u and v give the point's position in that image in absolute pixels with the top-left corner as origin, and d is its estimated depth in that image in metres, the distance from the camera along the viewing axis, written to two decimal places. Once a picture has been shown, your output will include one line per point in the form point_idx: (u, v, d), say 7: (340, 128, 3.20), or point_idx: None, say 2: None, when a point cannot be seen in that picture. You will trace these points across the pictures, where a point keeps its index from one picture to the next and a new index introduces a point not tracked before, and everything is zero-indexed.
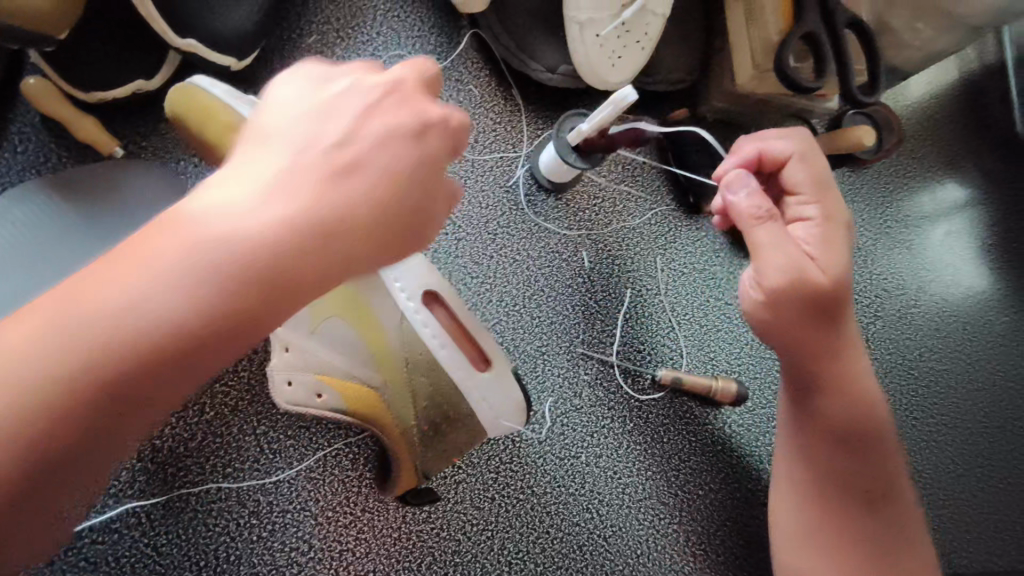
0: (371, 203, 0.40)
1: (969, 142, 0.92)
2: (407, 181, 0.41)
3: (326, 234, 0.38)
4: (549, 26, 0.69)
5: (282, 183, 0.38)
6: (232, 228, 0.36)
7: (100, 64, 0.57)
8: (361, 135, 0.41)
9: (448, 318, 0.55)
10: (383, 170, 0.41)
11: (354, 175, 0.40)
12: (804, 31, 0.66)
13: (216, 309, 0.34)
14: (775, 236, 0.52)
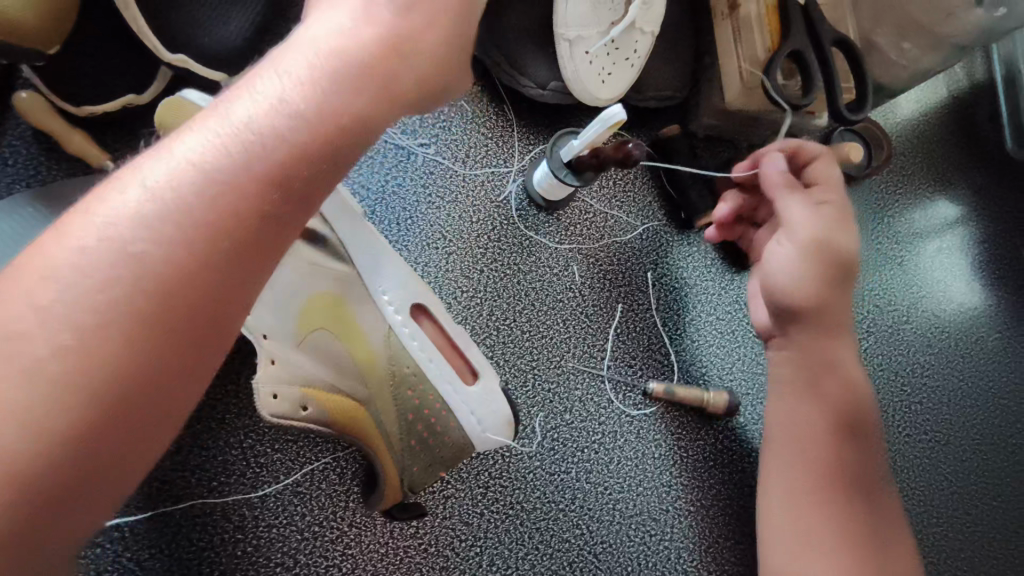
0: (405, 50, 0.40)
1: (961, 159, 0.92)
2: (437, 29, 0.42)
3: (365, 86, 0.37)
4: (539, 43, 0.69)
5: (307, 42, 0.37)
6: (269, 93, 0.34)
7: (91, 78, 0.57)
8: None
9: (436, 332, 0.58)
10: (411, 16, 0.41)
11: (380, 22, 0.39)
12: (792, 49, 0.67)
13: (282, 173, 0.33)
14: (803, 206, 0.58)
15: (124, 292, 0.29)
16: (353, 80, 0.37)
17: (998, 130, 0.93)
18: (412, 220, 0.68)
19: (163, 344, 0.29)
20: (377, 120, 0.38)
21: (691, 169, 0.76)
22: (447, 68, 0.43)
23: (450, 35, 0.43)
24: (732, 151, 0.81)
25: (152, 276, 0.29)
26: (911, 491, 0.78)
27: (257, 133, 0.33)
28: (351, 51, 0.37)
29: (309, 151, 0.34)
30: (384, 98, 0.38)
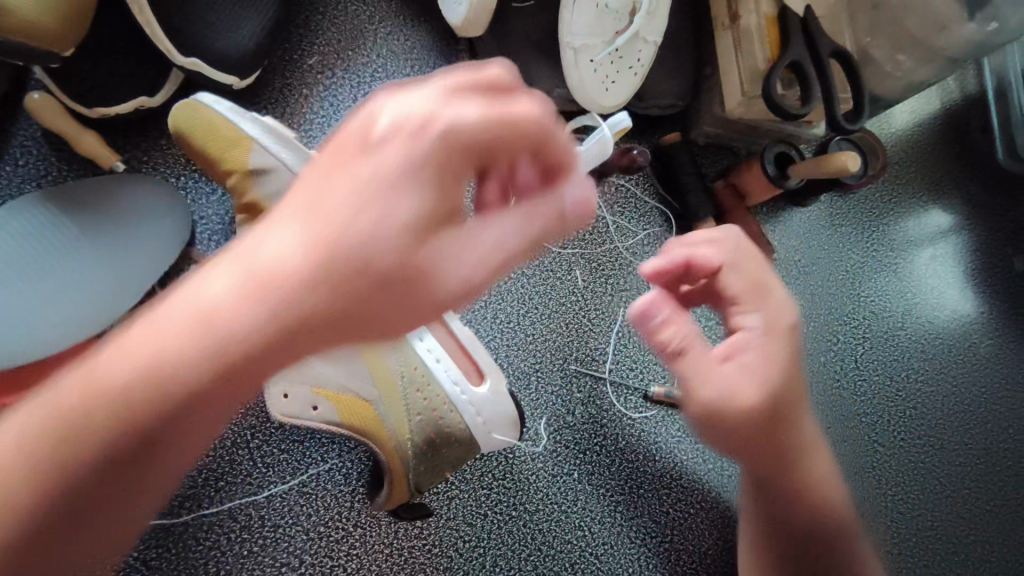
0: (433, 244, 0.32)
1: (953, 170, 0.94)
2: (500, 239, 0.34)
3: (358, 249, 0.31)
4: (544, 50, 0.70)
5: (388, 154, 0.32)
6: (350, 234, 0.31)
7: (104, 80, 0.58)
8: (458, 116, 0.31)
9: (447, 337, 0.59)
10: (467, 171, 0.32)
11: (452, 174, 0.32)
12: (790, 60, 0.69)
13: (293, 319, 0.31)
14: (698, 364, 0.47)
15: (145, 374, 0.31)
16: (374, 232, 0.31)
17: (988, 142, 0.95)
18: None
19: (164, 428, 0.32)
20: (371, 311, 0.32)
21: (691, 175, 0.77)
22: (467, 291, 0.34)
23: (498, 245, 0.34)
24: (731, 159, 0.83)
25: (163, 372, 0.31)
26: (905, 496, 0.79)
27: (296, 265, 0.31)
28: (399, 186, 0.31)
29: (315, 319, 0.31)
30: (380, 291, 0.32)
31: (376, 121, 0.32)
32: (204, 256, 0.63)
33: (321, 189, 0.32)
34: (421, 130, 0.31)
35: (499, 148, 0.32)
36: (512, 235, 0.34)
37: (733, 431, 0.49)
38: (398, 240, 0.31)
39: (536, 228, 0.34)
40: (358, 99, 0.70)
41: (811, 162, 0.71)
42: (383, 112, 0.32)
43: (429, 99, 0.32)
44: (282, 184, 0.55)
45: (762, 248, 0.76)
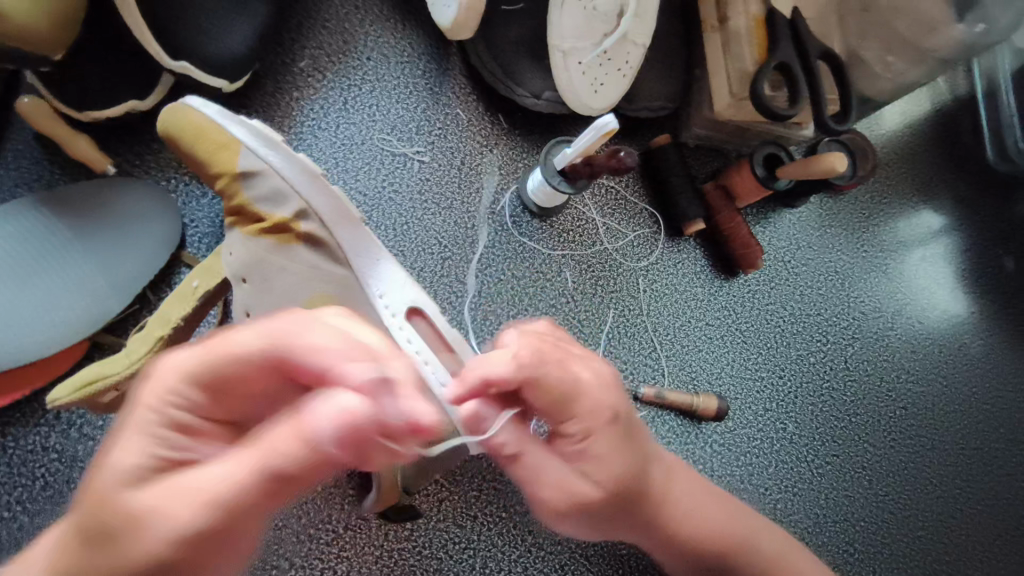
0: (175, 481, 0.34)
1: (944, 171, 0.94)
2: (212, 485, 0.34)
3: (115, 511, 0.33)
4: (534, 53, 0.71)
5: (223, 338, 0.37)
6: (160, 386, 0.36)
7: (96, 85, 0.58)
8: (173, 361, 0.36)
9: (433, 334, 0.57)
10: (204, 401, 0.37)
11: (167, 387, 0.36)
12: (779, 62, 0.69)
13: (85, 513, 0.33)
14: (551, 479, 0.45)
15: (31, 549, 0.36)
16: (139, 442, 0.35)
17: (978, 143, 0.95)
18: (408, 226, 0.70)
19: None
20: (127, 531, 0.33)
21: (682, 177, 0.77)
22: (197, 536, 0.33)
23: (215, 483, 0.34)
24: (722, 161, 0.83)
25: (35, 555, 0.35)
26: (896, 496, 0.80)
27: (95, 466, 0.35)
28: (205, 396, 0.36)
29: (101, 495, 0.33)
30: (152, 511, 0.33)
31: (177, 359, 0.36)
32: (195, 258, 0.63)
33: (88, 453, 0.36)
34: (257, 348, 0.37)
35: (230, 371, 0.37)
36: (234, 478, 0.34)
37: (587, 524, 0.49)
38: (160, 523, 0.33)
39: (256, 484, 0.34)
40: (349, 101, 0.70)
41: (800, 163, 0.72)
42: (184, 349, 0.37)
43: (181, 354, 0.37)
44: (271, 187, 0.56)
45: (753, 247, 0.76)
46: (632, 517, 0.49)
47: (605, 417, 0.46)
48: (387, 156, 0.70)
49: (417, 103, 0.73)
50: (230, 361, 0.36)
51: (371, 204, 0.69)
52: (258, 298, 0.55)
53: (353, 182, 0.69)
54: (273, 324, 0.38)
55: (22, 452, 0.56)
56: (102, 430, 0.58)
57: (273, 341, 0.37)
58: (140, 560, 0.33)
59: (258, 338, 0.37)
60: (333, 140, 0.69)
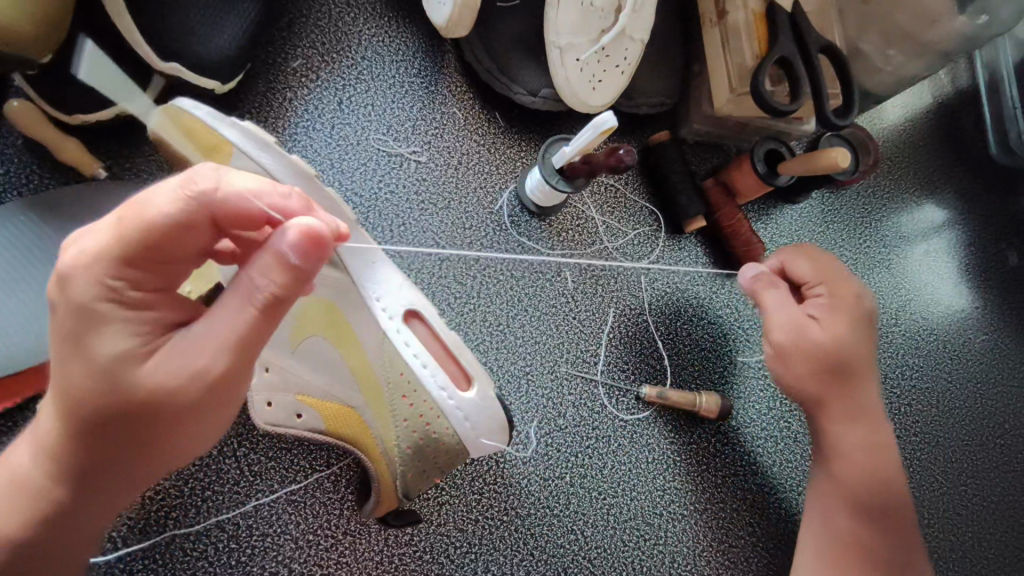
0: (167, 352, 0.36)
1: (948, 164, 0.93)
2: (214, 332, 0.36)
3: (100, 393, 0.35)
4: (531, 49, 0.70)
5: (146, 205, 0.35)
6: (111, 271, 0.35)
7: (83, 87, 0.57)
8: (99, 237, 0.35)
9: (430, 338, 0.57)
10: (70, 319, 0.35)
11: (111, 274, 0.35)
12: (779, 56, 0.68)
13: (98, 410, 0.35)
14: (777, 302, 0.62)
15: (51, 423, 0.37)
16: (88, 328, 0.35)
17: (981, 137, 0.94)
18: (405, 227, 0.69)
19: (91, 482, 0.38)
20: (144, 407, 0.35)
21: (682, 174, 0.76)
22: (207, 379, 0.36)
23: (225, 327, 0.36)
24: (722, 158, 0.82)
25: (53, 427, 0.37)
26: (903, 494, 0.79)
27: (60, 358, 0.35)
28: (82, 277, 0.35)
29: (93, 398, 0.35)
30: (106, 391, 0.35)
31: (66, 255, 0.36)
32: None
33: (60, 324, 0.35)
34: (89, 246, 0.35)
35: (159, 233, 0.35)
36: (230, 320, 0.36)
37: (806, 370, 0.62)
38: (169, 382, 0.35)
39: (244, 322, 0.36)
40: (343, 101, 0.69)
41: (801, 158, 0.70)
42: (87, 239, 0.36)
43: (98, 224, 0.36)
44: None
45: (754, 244, 0.75)
46: (845, 378, 0.62)
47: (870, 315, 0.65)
48: (383, 156, 0.69)
49: (413, 103, 0.72)
50: (148, 232, 0.35)
51: (367, 205, 0.68)
52: None
53: (349, 183, 0.68)
54: (195, 182, 0.36)
55: None
56: None
57: (192, 194, 0.36)
58: (165, 418, 0.36)
59: (173, 196, 0.36)
60: (327, 141, 0.68)
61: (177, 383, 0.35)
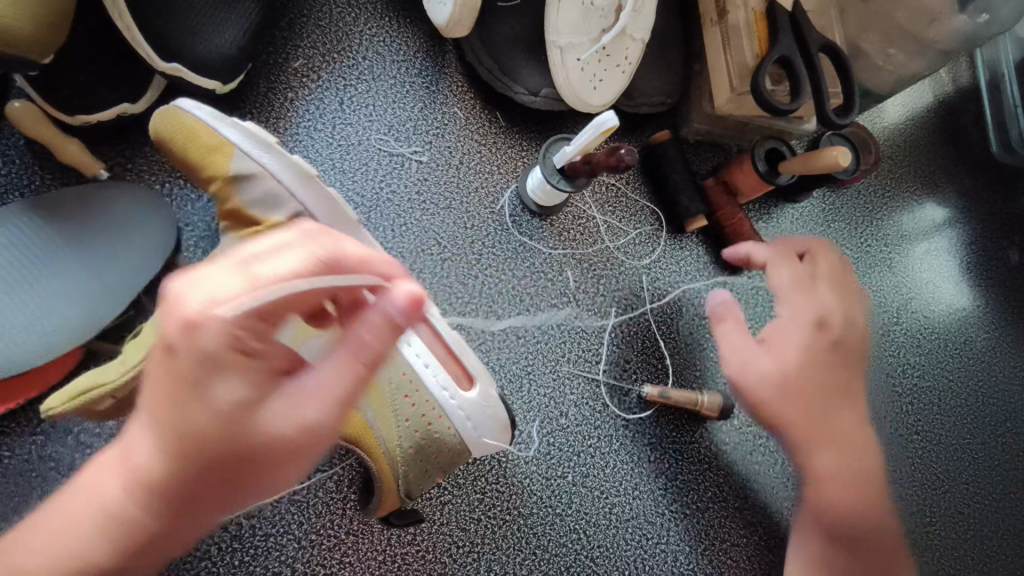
0: (280, 407, 0.35)
1: (949, 163, 0.93)
2: (328, 389, 0.35)
3: (215, 439, 0.33)
4: (532, 49, 0.70)
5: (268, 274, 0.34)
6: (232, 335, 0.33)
7: (85, 88, 0.57)
8: (235, 291, 0.33)
9: (432, 339, 0.58)
10: (175, 371, 0.33)
11: (232, 337, 0.33)
12: (779, 55, 0.67)
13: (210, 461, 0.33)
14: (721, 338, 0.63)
15: (132, 462, 0.34)
16: (209, 375, 0.33)
17: (982, 135, 0.94)
18: (407, 227, 0.69)
19: (162, 531, 0.34)
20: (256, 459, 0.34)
21: (683, 174, 0.76)
22: (319, 431, 0.35)
23: (340, 384, 0.35)
24: (723, 156, 0.82)
25: (134, 465, 0.34)
26: (904, 492, 0.79)
27: (168, 400, 0.33)
28: (210, 326, 0.32)
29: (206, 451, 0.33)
30: (224, 433, 0.33)
31: (189, 302, 0.33)
32: (190, 263, 0.62)
33: (176, 367, 0.33)
34: (204, 302, 0.33)
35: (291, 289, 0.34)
36: (341, 378, 0.35)
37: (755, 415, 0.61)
38: (289, 434, 0.34)
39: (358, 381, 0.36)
40: (344, 101, 0.69)
41: (802, 158, 0.70)
42: (194, 294, 0.33)
43: (217, 275, 0.34)
44: (265, 189, 0.55)
45: (755, 244, 0.75)
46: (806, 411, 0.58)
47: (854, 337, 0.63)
48: (384, 156, 0.70)
49: (414, 102, 0.72)
50: (286, 297, 0.34)
51: (369, 205, 0.68)
52: None
53: (351, 183, 0.68)
54: (320, 249, 0.37)
55: (18, 461, 0.55)
56: (99, 438, 0.57)
57: (320, 260, 0.36)
58: (275, 468, 0.35)
59: (304, 260, 0.36)
60: (328, 141, 0.68)
61: (290, 436, 0.34)
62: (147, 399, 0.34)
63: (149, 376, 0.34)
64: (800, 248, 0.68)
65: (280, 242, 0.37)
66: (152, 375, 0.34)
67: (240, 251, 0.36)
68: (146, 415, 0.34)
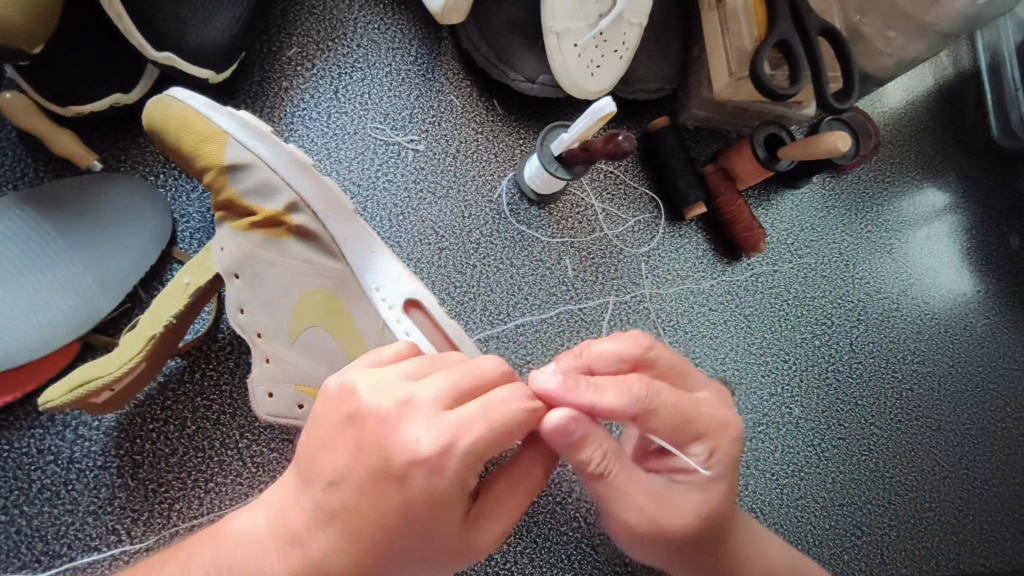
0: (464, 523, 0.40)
1: (949, 147, 0.92)
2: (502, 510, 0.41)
3: (403, 548, 0.38)
4: (528, 35, 0.69)
5: (482, 406, 0.37)
6: (450, 466, 0.37)
7: (76, 78, 0.56)
8: (469, 435, 0.36)
9: (430, 326, 0.57)
10: (379, 479, 0.37)
11: (461, 471, 0.37)
12: (778, 39, 0.66)
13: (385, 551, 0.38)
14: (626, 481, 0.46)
15: (314, 552, 0.38)
16: (421, 506, 0.37)
17: (982, 118, 0.94)
18: (404, 216, 0.68)
19: None
20: (431, 555, 0.39)
21: (682, 160, 0.75)
22: (487, 543, 0.41)
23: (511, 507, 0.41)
24: (722, 143, 0.82)
25: (317, 555, 0.38)
26: (903, 478, 0.79)
27: (376, 503, 0.37)
28: (445, 464, 0.36)
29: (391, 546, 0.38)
30: (416, 542, 0.38)
31: (420, 439, 0.36)
32: (187, 255, 0.61)
33: (394, 494, 0.37)
34: (438, 433, 0.36)
35: (508, 442, 0.37)
36: (513, 502, 0.42)
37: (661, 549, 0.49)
38: (466, 543, 0.40)
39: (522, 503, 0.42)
40: (339, 90, 0.69)
41: (801, 144, 0.70)
42: (420, 430, 0.37)
43: (432, 415, 0.37)
44: (259, 179, 0.55)
45: (754, 230, 0.75)
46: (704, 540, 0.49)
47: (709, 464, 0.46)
48: (380, 144, 0.69)
49: (410, 91, 0.71)
50: (506, 434, 0.37)
51: (365, 194, 0.67)
52: (251, 293, 0.55)
53: (347, 173, 0.67)
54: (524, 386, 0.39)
55: (17, 455, 0.55)
56: (99, 431, 0.57)
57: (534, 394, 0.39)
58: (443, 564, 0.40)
59: (521, 402, 0.38)
60: (324, 130, 0.67)
61: (466, 549, 0.40)
62: (346, 506, 0.38)
63: (349, 484, 0.38)
64: (640, 391, 0.42)
65: (484, 372, 0.39)
66: (352, 483, 0.38)
67: (441, 376, 0.38)
68: (344, 520, 0.38)
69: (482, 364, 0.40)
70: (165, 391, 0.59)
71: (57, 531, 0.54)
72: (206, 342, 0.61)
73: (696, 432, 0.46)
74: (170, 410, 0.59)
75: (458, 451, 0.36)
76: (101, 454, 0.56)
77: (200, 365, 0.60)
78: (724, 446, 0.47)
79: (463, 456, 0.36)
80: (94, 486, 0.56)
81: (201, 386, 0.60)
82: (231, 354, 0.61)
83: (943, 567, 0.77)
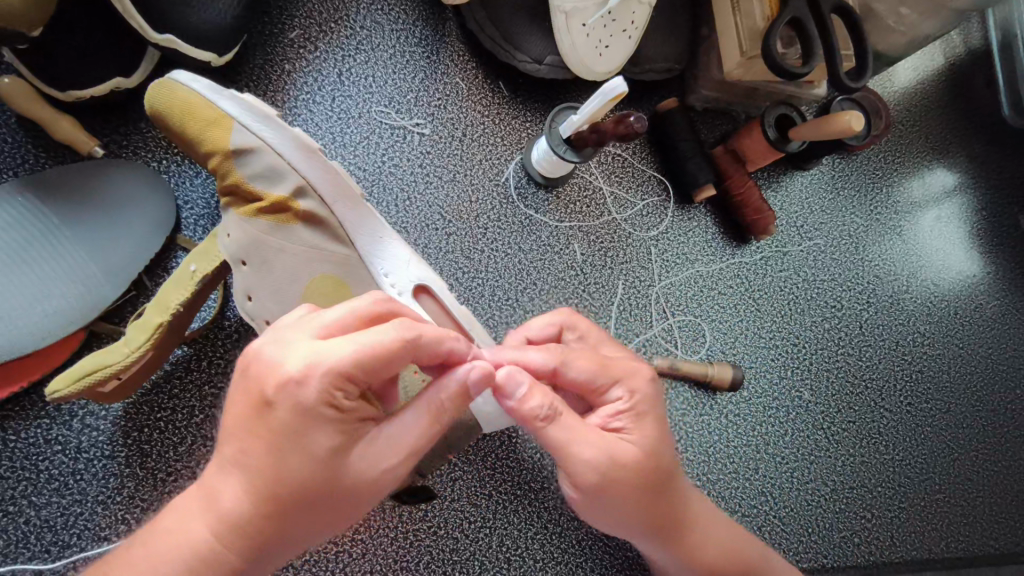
0: (361, 455, 0.39)
1: (959, 128, 0.91)
2: (403, 439, 0.39)
3: (304, 480, 0.37)
4: (535, 15, 0.67)
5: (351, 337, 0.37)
6: (308, 384, 0.36)
7: (75, 63, 0.55)
8: (335, 355, 0.36)
9: (438, 310, 0.56)
10: (259, 410, 0.37)
11: (328, 392, 0.36)
12: (791, 18, 0.65)
13: (284, 488, 0.37)
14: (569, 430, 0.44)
15: (222, 504, 0.37)
16: (298, 426, 0.37)
17: (993, 97, 0.92)
18: (411, 201, 0.67)
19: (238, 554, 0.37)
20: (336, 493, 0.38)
21: (691, 142, 0.74)
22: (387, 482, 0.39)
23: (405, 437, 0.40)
24: (730, 124, 0.81)
25: (229, 504, 0.37)
26: (910, 459, 0.78)
27: (270, 449, 0.37)
28: (306, 390, 0.36)
29: (290, 486, 0.37)
30: (318, 473, 0.37)
31: (287, 365, 0.37)
32: (191, 241, 0.61)
33: (270, 422, 0.37)
34: (301, 359, 0.37)
35: (382, 364, 0.37)
36: (418, 429, 0.40)
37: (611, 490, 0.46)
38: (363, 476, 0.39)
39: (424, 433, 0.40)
40: (343, 73, 0.67)
41: (811, 123, 0.68)
42: (287, 358, 0.37)
43: (306, 344, 0.38)
44: (266, 164, 0.54)
45: (765, 213, 0.74)
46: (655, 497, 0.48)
47: (635, 406, 0.48)
48: (385, 128, 0.68)
49: (414, 73, 0.70)
50: (371, 359, 0.36)
51: (371, 178, 0.66)
52: (261, 280, 0.53)
53: (352, 157, 0.66)
54: (409, 321, 0.39)
55: (24, 445, 0.54)
56: (106, 421, 0.56)
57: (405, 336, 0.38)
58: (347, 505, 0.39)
59: (396, 330, 0.38)
60: (328, 114, 0.66)
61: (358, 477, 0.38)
62: (243, 451, 0.37)
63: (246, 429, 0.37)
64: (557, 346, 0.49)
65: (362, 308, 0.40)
66: (265, 435, 0.37)
67: (330, 313, 0.40)
68: (242, 463, 0.37)
69: (362, 303, 0.41)
70: (172, 378, 0.59)
71: (66, 522, 0.54)
72: (213, 329, 0.60)
73: (614, 376, 0.49)
74: (178, 398, 0.58)
75: (314, 381, 0.36)
76: (108, 443, 0.56)
77: (207, 353, 0.59)
78: (645, 388, 0.49)
79: (319, 388, 0.36)
80: (102, 475, 0.55)
81: (209, 374, 0.59)
82: (237, 342, 0.61)
83: (952, 549, 0.77)
